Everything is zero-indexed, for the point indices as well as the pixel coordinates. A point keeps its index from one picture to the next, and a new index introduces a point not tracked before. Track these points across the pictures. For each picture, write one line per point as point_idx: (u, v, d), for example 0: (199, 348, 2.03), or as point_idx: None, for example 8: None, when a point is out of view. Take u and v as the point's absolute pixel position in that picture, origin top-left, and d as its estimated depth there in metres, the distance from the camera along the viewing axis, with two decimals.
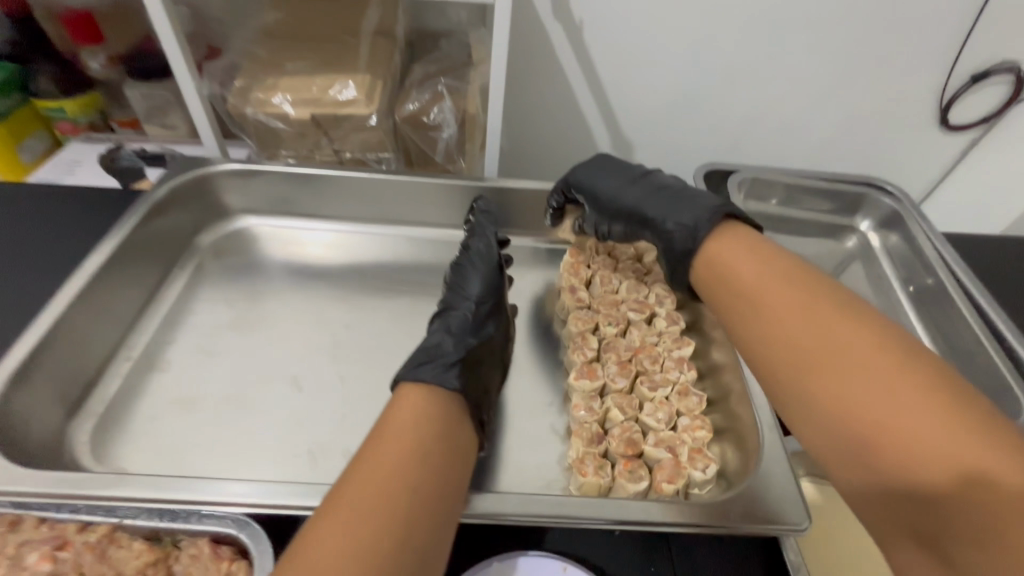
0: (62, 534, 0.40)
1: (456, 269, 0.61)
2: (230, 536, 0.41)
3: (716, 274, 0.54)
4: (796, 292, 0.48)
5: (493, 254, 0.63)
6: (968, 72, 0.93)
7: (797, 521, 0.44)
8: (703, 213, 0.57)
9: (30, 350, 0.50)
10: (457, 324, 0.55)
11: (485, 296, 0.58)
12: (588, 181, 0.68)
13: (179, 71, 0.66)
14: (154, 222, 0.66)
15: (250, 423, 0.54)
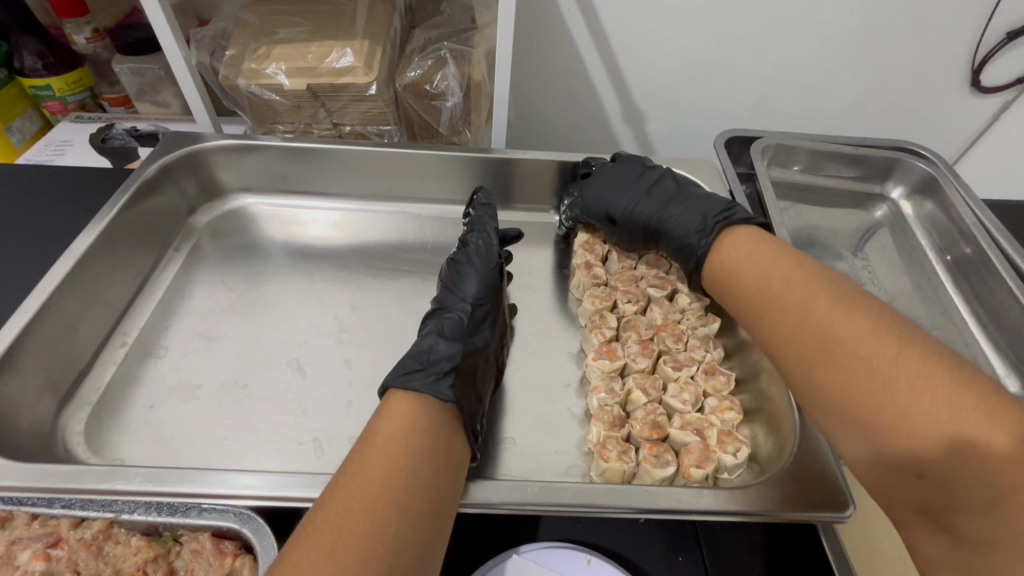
0: (55, 531, 0.38)
1: (452, 267, 0.57)
2: (233, 530, 0.38)
3: (723, 268, 0.54)
4: (796, 281, 0.48)
5: (495, 252, 0.58)
6: (1007, 27, 0.87)
7: (840, 510, 0.41)
8: (717, 224, 0.56)
9: (16, 337, 0.47)
10: (450, 327, 0.51)
11: (483, 299, 0.54)
12: (593, 182, 0.63)
13: (165, 40, 0.61)
14: (146, 201, 0.63)
15: (254, 410, 0.51)
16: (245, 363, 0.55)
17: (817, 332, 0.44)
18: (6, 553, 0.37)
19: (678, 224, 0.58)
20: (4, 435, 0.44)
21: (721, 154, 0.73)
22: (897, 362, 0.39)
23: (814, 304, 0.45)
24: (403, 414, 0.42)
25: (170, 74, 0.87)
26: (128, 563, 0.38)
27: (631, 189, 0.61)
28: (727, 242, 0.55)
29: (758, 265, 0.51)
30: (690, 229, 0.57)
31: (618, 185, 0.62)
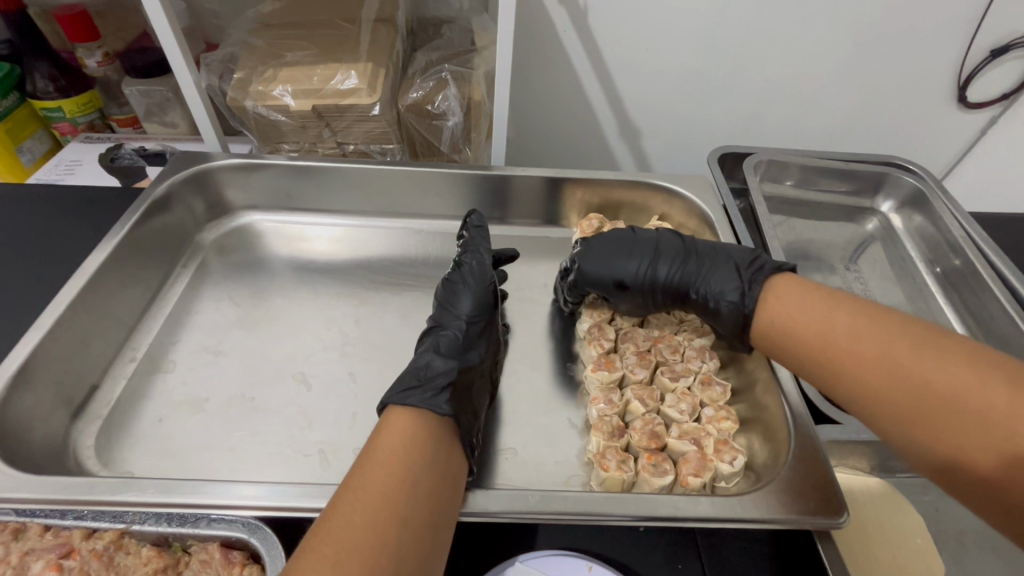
0: (67, 542, 0.39)
1: (447, 286, 0.58)
2: (241, 540, 0.39)
3: (772, 327, 0.50)
4: (831, 309, 0.47)
5: (487, 273, 0.59)
6: (991, 46, 0.90)
7: (834, 516, 0.42)
8: (752, 280, 0.53)
9: (31, 352, 0.49)
10: (447, 345, 0.52)
11: (477, 318, 0.55)
12: (595, 259, 0.58)
13: (176, 63, 0.63)
14: (156, 219, 0.64)
15: (260, 421, 0.52)
16: (250, 377, 0.56)
17: (870, 357, 0.43)
18: (20, 564, 0.38)
19: (707, 286, 0.55)
20: (16, 452, 0.45)
21: (713, 170, 0.75)
22: (952, 367, 0.39)
23: (854, 327, 0.45)
24: (403, 428, 0.43)
25: (179, 96, 0.89)
26: (138, 572, 0.38)
27: (645, 254, 0.57)
28: (770, 300, 0.51)
29: (807, 313, 0.48)
30: (725, 290, 0.53)
31: (626, 255, 0.58)
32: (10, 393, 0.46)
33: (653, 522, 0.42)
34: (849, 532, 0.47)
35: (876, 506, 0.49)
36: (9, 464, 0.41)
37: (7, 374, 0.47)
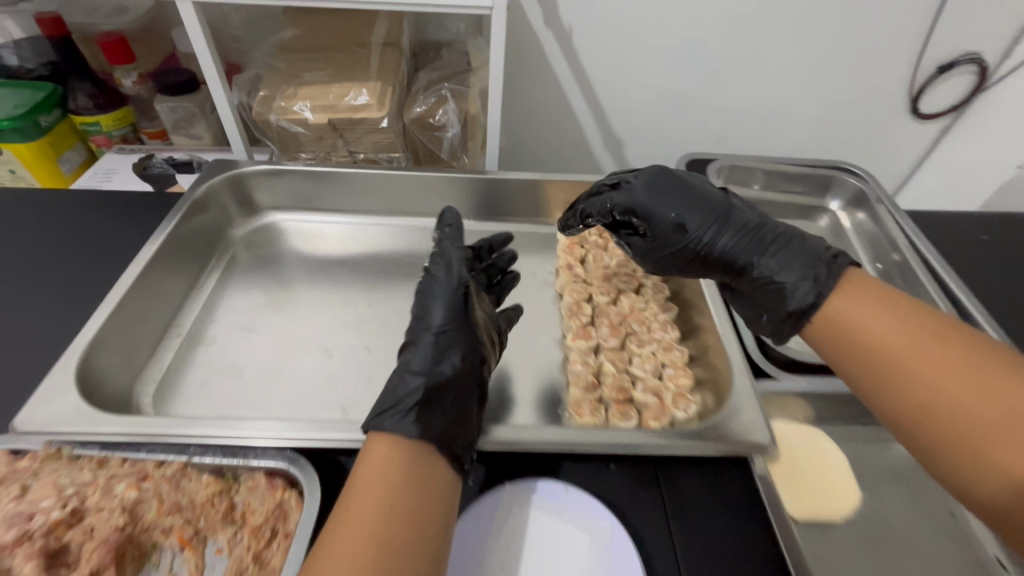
0: (142, 469, 0.47)
1: (420, 294, 0.56)
2: (282, 470, 0.48)
3: (842, 328, 0.50)
4: (907, 327, 0.46)
5: (457, 275, 0.56)
6: (936, 63, 1.03)
7: (761, 445, 0.52)
8: (830, 272, 0.53)
9: (102, 323, 0.58)
10: (420, 360, 0.51)
11: (445, 326, 0.53)
12: (655, 187, 0.61)
13: (212, 82, 0.73)
14: (196, 218, 0.74)
15: (287, 388, 0.61)
16: (278, 350, 0.65)
17: (939, 376, 0.43)
18: (106, 484, 0.46)
19: (770, 265, 0.55)
20: (101, 392, 0.55)
21: None
22: (1018, 398, 0.39)
23: (923, 349, 0.44)
24: (385, 452, 0.44)
25: (204, 112, 0.99)
26: (200, 494, 0.48)
27: (704, 213, 0.59)
28: (844, 295, 0.51)
29: (887, 325, 0.47)
30: (789, 273, 0.54)
31: (691, 207, 0.60)
32: (90, 351, 0.55)
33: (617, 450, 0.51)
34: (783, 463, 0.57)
35: (808, 442, 0.58)
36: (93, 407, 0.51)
37: (87, 338, 0.55)
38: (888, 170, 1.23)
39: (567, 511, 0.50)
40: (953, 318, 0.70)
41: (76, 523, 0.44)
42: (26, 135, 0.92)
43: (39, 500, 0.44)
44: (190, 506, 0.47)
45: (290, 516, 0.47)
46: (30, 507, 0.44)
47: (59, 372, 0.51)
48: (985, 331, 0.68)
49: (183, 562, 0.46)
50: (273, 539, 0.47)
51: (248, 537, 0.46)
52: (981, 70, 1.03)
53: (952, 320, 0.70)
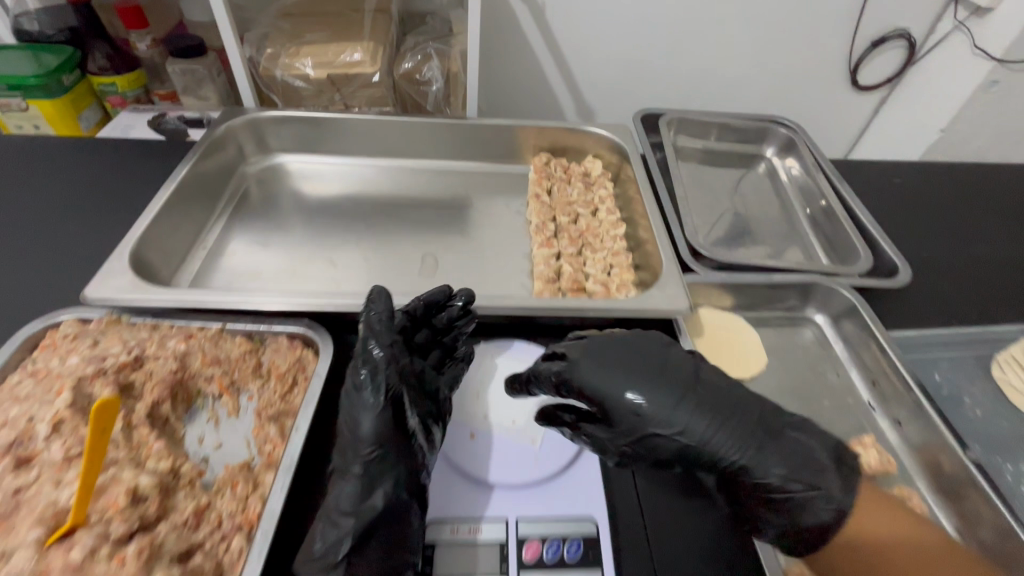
0: (187, 330, 0.59)
1: (348, 393, 0.52)
2: (301, 333, 0.61)
3: (855, 546, 0.45)
4: (906, 539, 0.45)
5: (386, 384, 0.51)
6: (870, 38, 1.16)
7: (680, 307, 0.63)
8: (848, 490, 0.46)
9: (149, 223, 0.69)
10: (347, 493, 0.47)
11: (373, 451, 0.48)
12: (613, 363, 0.52)
13: (228, 45, 0.84)
14: (217, 155, 0.86)
15: (301, 283, 0.74)
16: (291, 258, 0.77)
17: None
18: (160, 339, 0.58)
19: (776, 473, 0.47)
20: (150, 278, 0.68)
21: (636, 125, 1.00)
22: None
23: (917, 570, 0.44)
24: None
25: (211, 74, 1.08)
26: (234, 351, 0.59)
27: (670, 393, 0.50)
28: (863, 506, 0.47)
29: (889, 531, 0.45)
30: (778, 473, 0.47)
31: (656, 412, 0.50)
32: (141, 243, 0.67)
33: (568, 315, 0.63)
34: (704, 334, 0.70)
35: (727, 321, 0.73)
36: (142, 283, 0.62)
37: (137, 233, 0.67)
38: (831, 133, 1.37)
39: (527, 355, 0.64)
40: (854, 236, 0.83)
41: (137, 367, 0.55)
42: (52, 92, 1.01)
43: (109, 348, 0.55)
44: (227, 360, 0.58)
45: (308, 367, 0.59)
46: (102, 353, 0.55)
47: (117, 256, 0.63)
48: (880, 246, 0.81)
49: (222, 405, 0.57)
50: (294, 385, 0.58)
51: (275, 382, 0.58)
52: (909, 44, 1.17)
53: (853, 238, 0.84)
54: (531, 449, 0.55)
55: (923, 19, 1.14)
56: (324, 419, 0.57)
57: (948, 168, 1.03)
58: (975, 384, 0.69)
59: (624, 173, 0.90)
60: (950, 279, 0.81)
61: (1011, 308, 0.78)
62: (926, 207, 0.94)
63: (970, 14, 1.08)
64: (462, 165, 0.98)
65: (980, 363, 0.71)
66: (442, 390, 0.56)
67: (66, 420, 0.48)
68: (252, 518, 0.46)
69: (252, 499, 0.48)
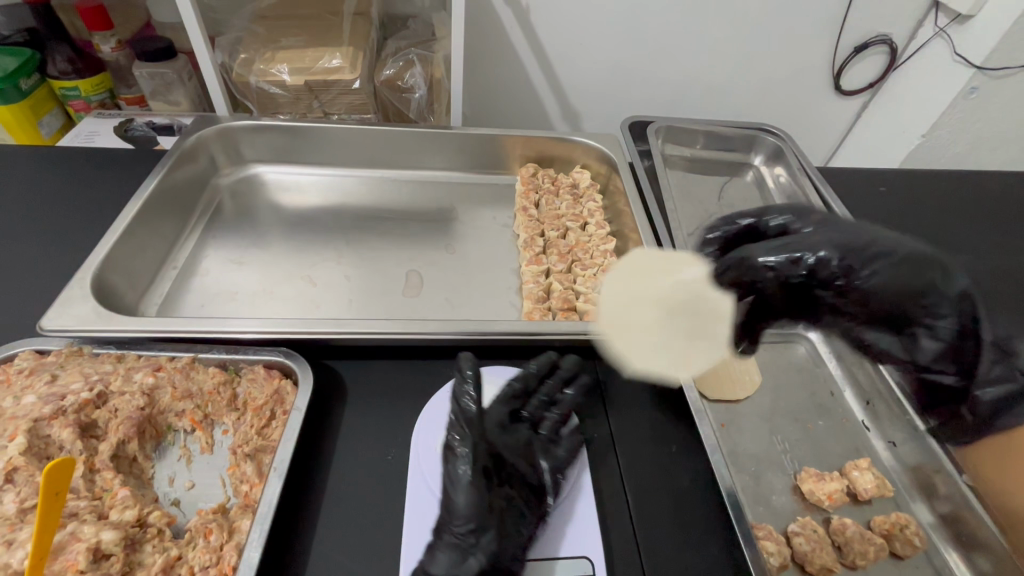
0: (156, 361, 0.55)
1: (448, 463, 0.50)
2: (278, 362, 0.57)
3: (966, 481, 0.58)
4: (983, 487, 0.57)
5: (479, 458, 0.50)
6: (853, 45, 1.17)
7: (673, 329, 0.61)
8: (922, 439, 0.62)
9: (110, 245, 0.64)
10: (438, 560, 0.46)
11: (467, 525, 0.47)
12: (854, 267, 0.60)
13: (197, 47, 0.79)
14: (188, 166, 0.82)
15: (280, 306, 0.70)
16: (269, 279, 0.73)
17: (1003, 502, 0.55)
18: (126, 373, 0.54)
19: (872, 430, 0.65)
20: (113, 304, 0.63)
21: (624, 133, 0.98)
22: None
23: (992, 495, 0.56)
24: None
25: (181, 79, 1.00)
26: (207, 383, 0.55)
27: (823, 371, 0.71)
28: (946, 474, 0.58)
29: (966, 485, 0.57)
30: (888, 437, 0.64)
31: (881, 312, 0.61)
32: (103, 266, 0.63)
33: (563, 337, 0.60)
34: None
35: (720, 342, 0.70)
36: (105, 309, 0.57)
37: (99, 256, 0.63)
38: (813, 138, 1.37)
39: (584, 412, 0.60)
40: None
41: (101, 404, 0.51)
42: (7, 97, 0.94)
43: (69, 384, 0.51)
44: (199, 393, 0.55)
45: (287, 399, 0.55)
46: (61, 389, 0.51)
47: (77, 282, 0.59)
48: None
49: (195, 440, 0.54)
50: (272, 419, 0.54)
51: (251, 416, 0.54)
52: (891, 49, 1.18)
53: None
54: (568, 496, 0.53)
55: (904, 25, 1.15)
56: (302, 454, 0.54)
57: (931, 176, 1.03)
58: None
59: (612, 185, 0.88)
60: None
61: (998, 321, 0.79)
62: (910, 216, 0.95)
63: (950, 21, 1.08)
64: (447, 175, 0.95)
65: None
66: (547, 469, 0.54)
67: (20, 468, 0.45)
68: (225, 571, 0.43)
69: (226, 550, 0.44)
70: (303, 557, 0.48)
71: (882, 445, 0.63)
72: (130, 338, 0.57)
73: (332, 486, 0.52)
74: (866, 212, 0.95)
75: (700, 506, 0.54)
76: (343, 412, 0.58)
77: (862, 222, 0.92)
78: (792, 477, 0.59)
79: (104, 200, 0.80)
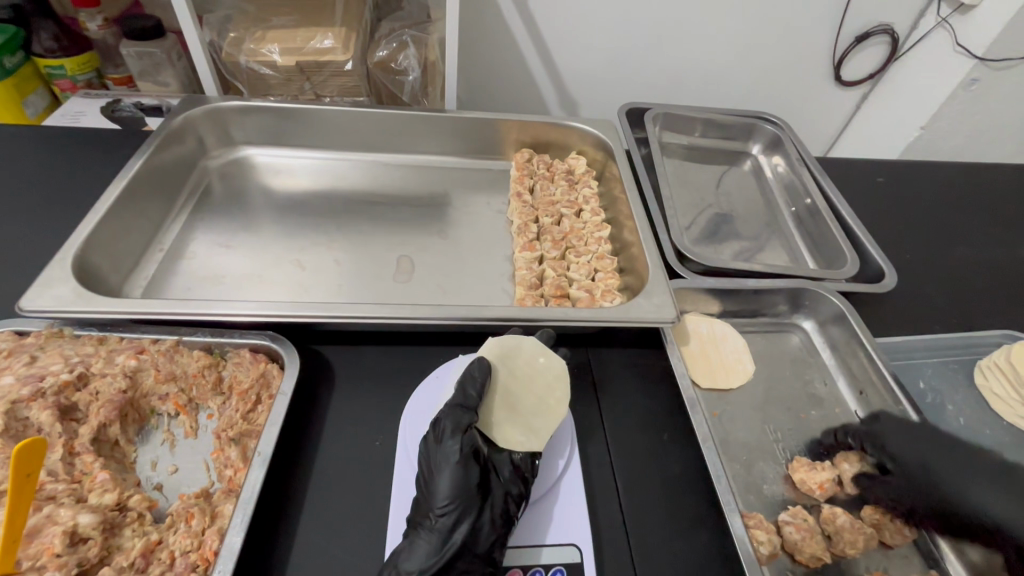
0: (139, 344, 0.54)
1: (433, 448, 0.49)
2: (265, 345, 0.56)
3: None
4: None
5: (466, 440, 0.48)
6: (855, 34, 1.15)
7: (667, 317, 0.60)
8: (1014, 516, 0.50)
9: (93, 226, 0.63)
10: (418, 546, 0.44)
11: (447, 507, 0.45)
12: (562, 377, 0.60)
13: (184, 24, 0.77)
14: (174, 147, 0.80)
15: (268, 290, 0.69)
16: (258, 262, 0.72)
17: None
18: (108, 355, 0.53)
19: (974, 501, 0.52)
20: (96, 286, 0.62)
21: (621, 120, 0.96)
22: None
23: None
24: None
25: (169, 58, 0.98)
26: (192, 366, 0.54)
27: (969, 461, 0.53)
28: None
29: None
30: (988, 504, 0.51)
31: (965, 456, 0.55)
32: (86, 248, 0.61)
33: (555, 323, 0.60)
34: (690, 343, 0.68)
35: (713, 332, 0.69)
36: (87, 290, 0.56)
37: (82, 238, 0.61)
38: (812, 128, 1.35)
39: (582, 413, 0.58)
40: (839, 237, 0.82)
41: (82, 386, 0.51)
42: None
43: (49, 365, 0.50)
44: (183, 376, 0.53)
45: (273, 384, 0.54)
46: (40, 370, 0.50)
47: (59, 263, 0.57)
48: (867, 248, 0.80)
49: (179, 424, 0.53)
50: (258, 403, 0.54)
51: (236, 401, 0.53)
52: (893, 39, 1.16)
53: (838, 239, 0.83)
54: (558, 487, 0.52)
55: (906, 14, 1.13)
56: (289, 439, 0.53)
57: (929, 167, 1.02)
58: (958, 392, 0.69)
59: (609, 171, 0.87)
60: (933, 283, 0.81)
61: (993, 313, 0.78)
62: (906, 208, 0.94)
63: (952, 10, 1.06)
64: (441, 160, 0.93)
65: (963, 369, 0.71)
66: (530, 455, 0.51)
67: None
68: (207, 556, 0.42)
69: (208, 535, 0.44)
70: (287, 542, 0.47)
71: None
72: (113, 320, 0.56)
73: (319, 472, 0.52)
74: (863, 202, 0.94)
75: (688, 494, 0.54)
76: (330, 398, 0.57)
77: (859, 213, 0.92)
78: (783, 467, 0.58)
79: (88, 182, 0.78)
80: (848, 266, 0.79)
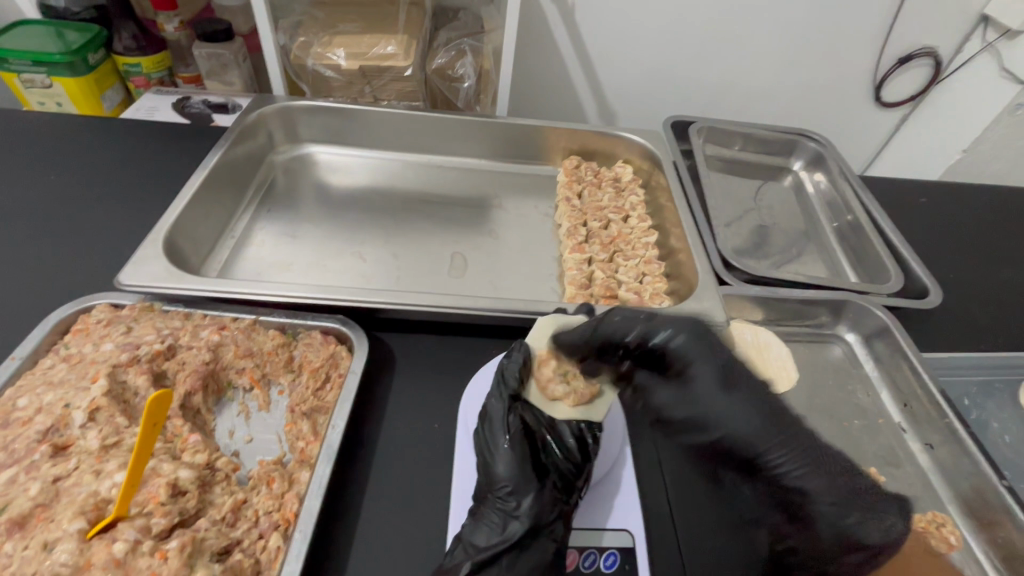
0: (221, 321, 0.58)
1: (484, 434, 0.51)
2: (335, 328, 0.60)
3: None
4: None
5: (513, 427, 0.50)
6: (898, 55, 1.16)
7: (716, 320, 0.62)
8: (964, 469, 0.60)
9: (177, 211, 0.68)
10: (483, 528, 0.46)
11: (507, 491, 0.47)
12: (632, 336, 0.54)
13: (262, 27, 0.82)
14: (246, 143, 0.85)
15: (331, 278, 0.73)
16: (321, 252, 0.76)
17: None
18: (194, 329, 0.57)
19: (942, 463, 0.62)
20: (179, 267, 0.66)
21: (666, 132, 0.99)
22: None
23: None
24: None
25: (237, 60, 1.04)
26: (267, 344, 0.58)
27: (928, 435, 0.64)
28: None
29: None
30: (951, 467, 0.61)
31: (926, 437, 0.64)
32: (172, 231, 0.66)
33: None
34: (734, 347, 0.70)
35: (758, 338, 0.71)
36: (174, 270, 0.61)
37: (168, 222, 0.66)
38: (852, 147, 1.36)
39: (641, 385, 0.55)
40: (883, 252, 0.83)
41: (170, 356, 0.55)
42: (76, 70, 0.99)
43: (143, 335, 0.55)
44: (259, 353, 0.57)
45: (342, 363, 0.58)
46: (135, 340, 0.54)
47: (151, 243, 0.62)
48: (910, 264, 0.81)
49: (253, 397, 0.56)
50: (327, 382, 0.57)
51: (307, 377, 0.57)
52: (936, 62, 1.17)
53: (882, 254, 0.84)
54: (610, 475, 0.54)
55: (950, 38, 1.14)
56: (355, 416, 0.57)
57: (972, 189, 1.03)
58: (1004, 410, 0.69)
59: (654, 180, 0.90)
60: (978, 303, 0.81)
61: None
62: (950, 228, 0.94)
63: (998, 35, 1.07)
64: (490, 164, 0.97)
65: (1008, 388, 0.71)
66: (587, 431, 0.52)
67: (102, 408, 0.48)
68: (288, 517, 0.46)
69: (288, 498, 0.47)
70: (357, 511, 0.50)
71: (918, 446, 0.63)
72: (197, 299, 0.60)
73: (384, 449, 0.55)
74: (906, 220, 0.95)
75: None
76: (392, 381, 0.60)
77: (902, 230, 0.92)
78: None
79: (165, 171, 0.83)
80: (891, 281, 0.80)
